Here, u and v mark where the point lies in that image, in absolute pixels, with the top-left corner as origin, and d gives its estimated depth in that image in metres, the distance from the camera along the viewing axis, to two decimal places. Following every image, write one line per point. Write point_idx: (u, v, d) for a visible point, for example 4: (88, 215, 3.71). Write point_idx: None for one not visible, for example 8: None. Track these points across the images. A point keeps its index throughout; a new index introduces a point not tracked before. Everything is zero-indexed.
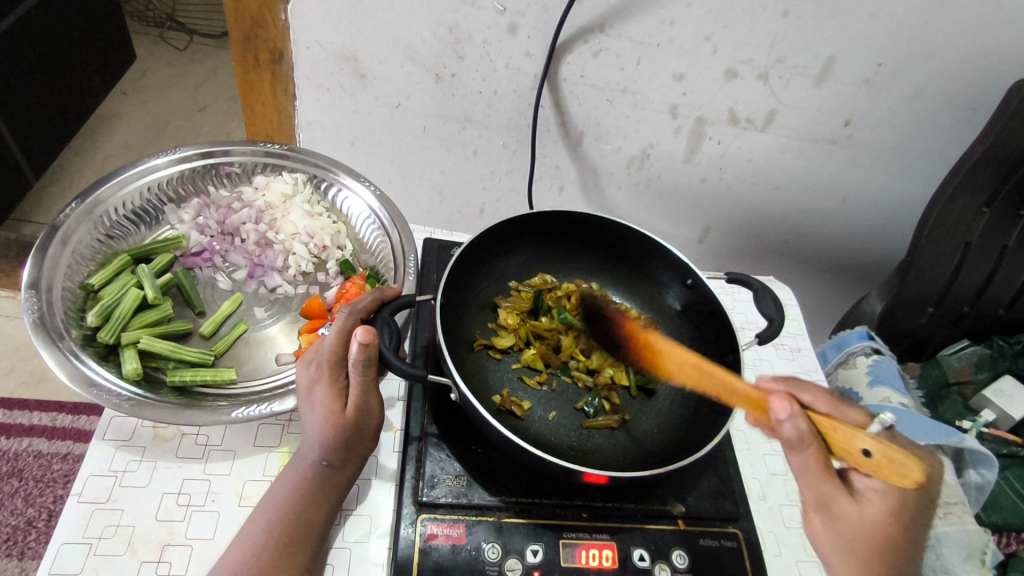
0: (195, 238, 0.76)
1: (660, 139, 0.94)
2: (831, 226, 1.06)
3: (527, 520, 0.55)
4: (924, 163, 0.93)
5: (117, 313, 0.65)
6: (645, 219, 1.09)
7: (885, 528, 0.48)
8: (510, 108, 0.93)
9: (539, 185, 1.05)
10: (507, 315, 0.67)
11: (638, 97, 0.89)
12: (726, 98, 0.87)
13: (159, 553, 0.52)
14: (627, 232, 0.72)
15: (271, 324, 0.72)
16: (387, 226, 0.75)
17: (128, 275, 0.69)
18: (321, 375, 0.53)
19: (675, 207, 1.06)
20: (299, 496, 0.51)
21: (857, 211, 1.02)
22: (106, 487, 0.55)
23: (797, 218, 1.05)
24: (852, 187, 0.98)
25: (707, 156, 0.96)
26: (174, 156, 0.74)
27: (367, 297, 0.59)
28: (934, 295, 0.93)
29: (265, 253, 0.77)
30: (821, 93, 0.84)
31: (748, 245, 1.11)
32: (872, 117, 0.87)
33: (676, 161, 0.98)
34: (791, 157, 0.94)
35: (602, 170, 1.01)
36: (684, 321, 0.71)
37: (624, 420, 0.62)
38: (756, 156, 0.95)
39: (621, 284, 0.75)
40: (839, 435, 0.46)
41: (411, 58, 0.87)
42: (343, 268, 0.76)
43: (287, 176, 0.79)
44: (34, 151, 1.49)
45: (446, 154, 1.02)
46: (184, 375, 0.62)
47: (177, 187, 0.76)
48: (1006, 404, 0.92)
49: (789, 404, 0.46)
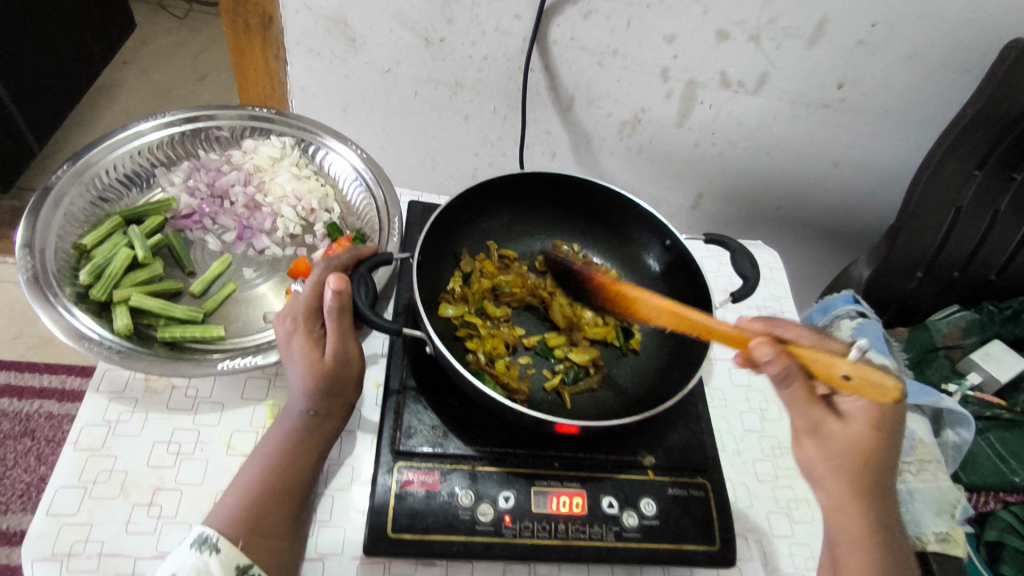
0: (184, 200, 0.76)
1: (652, 103, 0.95)
2: (822, 191, 1.06)
3: (500, 468, 0.57)
4: (915, 128, 0.92)
5: (109, 271, 0.66)
6: (637, 184, 1.11)
7: (871, 439, 0.53)
8: (500, 72, 0.93)
9: (532, 151, 1.07)
10: (459, 284, 0.66)
11: (629, 60, 0.89)
12: (717, 61, 0.87)
13: (151, 496, 0.55)
14: (608, 194, 0.71)
15: (259, 283, 0.73)
16: (371, 184, 0.77)
17: (120, 236, 0.70)
18: (297, 327, 0.55)
19: (666, 171, 1.07)
20: (287, 445, 0.52)
21: (847, 176, 1.02)
22: (100, 437, 0.58)
23: (789, 182, 1.05)
24: (844, 151, 0.98)
25: (699, 121, 0.97)
26: (161, 120, 0.75)
27: (343, 253, 0.60)
28: (923, 260, 0.93)
29: (254, 215, 0.78)
30: (814, 54, 0.84)
31: (739, 210, 1.12)
32: (865, 79, 0.86)
33: (668, 126, 0.99)
34: (783, 120, 0.94)
35: (594, 135, 1.02)
36: (662, 280, 0.71)
37: (603, 377, 0.63)
38: (748, 121, 0.95)
39: (602, 245, 0.74)
40: (821, 366, 0.49)
41: (400, 21, 0.87)
42: (330, 231, 0.77)
43: (275, 139, 0.80)
44: (37, 120, 1.50)
45: (437, 120, 1.03)
46: (174, 331, 0.65)
47: (167, 150, 0.77)
48: (993, 367, 0.94)
49: (771, 348, 0.48)
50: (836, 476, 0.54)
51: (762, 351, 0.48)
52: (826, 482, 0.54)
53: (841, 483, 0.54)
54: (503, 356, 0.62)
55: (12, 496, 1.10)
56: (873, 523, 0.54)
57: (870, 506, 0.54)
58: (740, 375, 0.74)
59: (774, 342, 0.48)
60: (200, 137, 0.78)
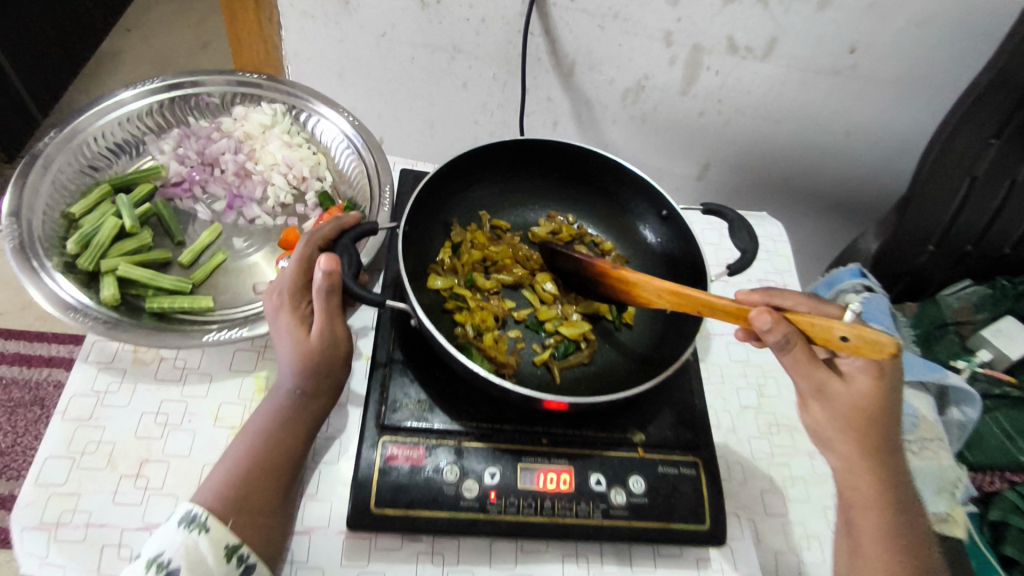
0: (174, 168, 0.75)
1: (655, 69, 0.92)
2: (832, 161, 1.02)
3: (487, 444, 0.56)
4: (930, 94, 0.89)
5: (97, 240, 0.65)
6: (641, 153, 1.08)
7: (875, 397, 0.53)
8: (498, 36, 0.90)
9: (533, 120, 1.04)
10: (448, 256, 0.64)
11: (631, 24, 0.86)
12: (725, 24, 0.84)
13: (138, 467, 0.55)
14: (605, 161, 0.68)
15: (252, 252, 0.72)
16: (363, 151, 0.76)
17: (108, 205, 0.69)
18: (283, 303, 0.54)
19: (672, 140, 1.04)
20: (277, 422, 0.52)
21: (858, 144, 0.99)
22: (89, 407, 0.58)
23: (799, 151, 1.02)
24: (856, 119, 0.94)
25: (705, 88, 0.93)
26: (141, 87, 0.73)
27: (328, 225, 0.58)
28: (936, 231, 0.90)
29: (244, 183, 0.76)
30: (823, 18, 0.81)
31: (746, 180, 1.09)
32: (878, 42, 0.83)
33: (672, 94, 0.95)
34: (792, 87, 0.91)
35: (597, 102, 0.99)
36: (657, 252, 0.69)
37: (594, 352, 0.62)
38: (755, 88, 0.92)
39: (597, 216, 0.72)
40: (819, 331, 0.49)
41: None
42: (322, 200, 0.76)
43: (266, 106, 0.78)
44: (38, 88, 1.49)
45: (436, 87, 1.00)
46: (162, 301, 0.64)
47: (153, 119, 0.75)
48: (1004, 344, 0.91)
49: (770, 317, 0.48)
50: (844, 435, 0.54)
51: (762, 322, 0.48)
52: (835, 442, 0.55)
53: (848, 440, 0.54)
54: (493, 330, 0.61)
55: (23, 462, 1.13)
56: (881, 476, 0.55)
57: (879, 459, 0.54)
58: (739, 350, 0.74)
59: (773, 310, 0.48)
60: (188, 105, 0.76)
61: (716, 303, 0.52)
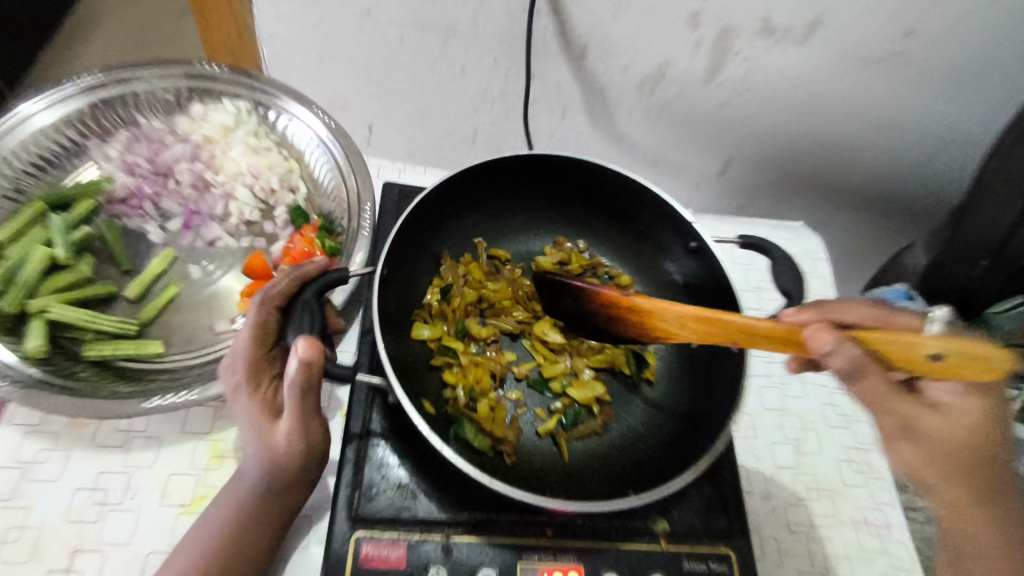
0: (121, 180, 0.64)
1: (677, 55, 0.80)
2: (879, 160, 0.90)
3: (481, 538, 0.47)
4: (995, 87, 0.76)
5: (22, 278, 0.55)
6: (661, 148, 0.95)
7: (980, 428, 0.42)
8: (498, 17, 0.78)
9: (537, 109, 0.93)
10: (435, 297, 0.54)
11: (649, 5, 0.74)
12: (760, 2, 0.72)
13: (69, 560, 0.47)
14: (625, 181, 0.57)
15: (220, 275, 0.63)
16: (340, 162, 0.64)
17: (40, 228, 0.59)
18: (242, 384, 0.43)
19: (697, 133, 0.92)
20: (234, 527, 0.43)
21: (908, 144, 0.86)
22: (12, 482, 0.49)
23: (842, 149, 0.89)
24: (908, 113, 0.82)
25: (732, 78, 0.82)
26: (43, 97, 0.61)
27: (284, 279, 0.48)
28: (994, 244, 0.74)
29: (202, 198, 0.66)
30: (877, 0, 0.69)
31: (779, 179, 0.96)
32: (942, 25, 0.71)
33: (696, 83, 0.83)
34: (834, 79, 0.79)
35: (610, 90, 0.88)
36: (684, 289, 0.58)
37: (610, 419, 0.52)
38: (792, 77, 0.80)
39: (613, 243, 0.61)
40: (901, 350, 0.40)
41: None
42: (294, 217, 0.65)
43: (228, 104, 0.67)
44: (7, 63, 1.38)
45: (429, 72, 0.87)
46: (102, 349, 0.54)
47: (76, 129, 0.63)
48: None
49: (831, 334, 0.41)
50: (951, 479, 0.42)
51: (822, 340, 0.41)
52: (939, 488, 0.42)
53: (956, 484, 0.42)
54: (489, 393, 0.51)
55: None
56: (1003, 528, 0.42)
57: (995, 505, 0.42)
58: (772, 398, 0.66)
59: (834, 328, 0.41)
60: (130, 103, 0.65)
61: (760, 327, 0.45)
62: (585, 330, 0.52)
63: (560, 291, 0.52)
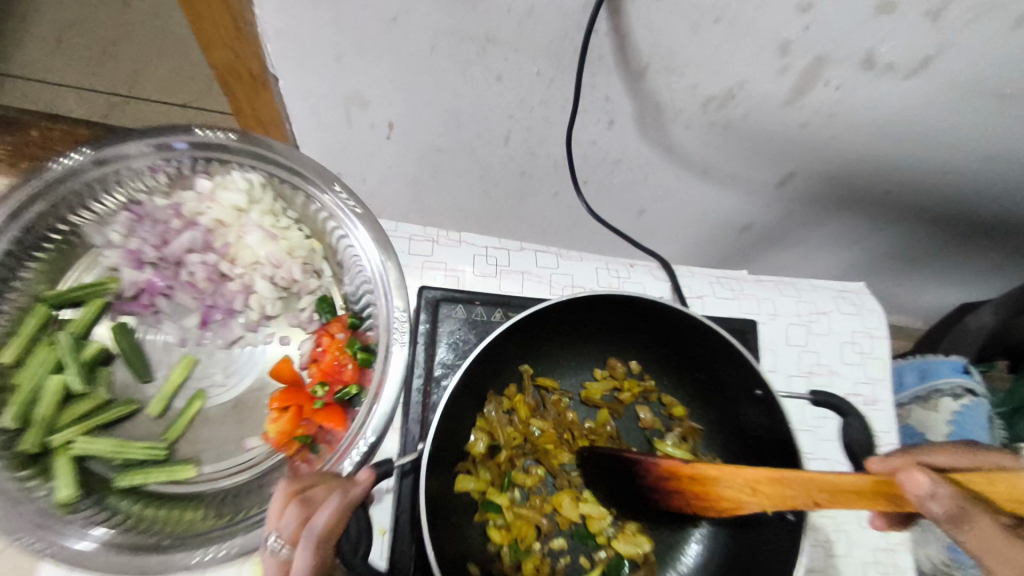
0: (128, 276, 0.59)
1: (756, 78, 0.68)
2: (955, 188, 0.83)
3: None
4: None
5: (41, 414, 0.52)
6: (719, 162, 0.84)
7: None
8: (549, 29, 0.63)
9: (583, 118, 0.78)
10: (479, 438, 0.51)
11: (738, 25, 0.61)
12: (868, 36, 0.60)
13: None
14: (685, 318, 0.53)
15: (264, 347, 0.61)
16: (364, 248, 0.57)
17: (47, 343, 0.55)
18: None
19: (764, 148, 0.80)
20: None
21: (996, 170, 0.79)
22: None
23: (920, 171, 0.80)
24: (1002, 146, 0.74)
25: (816, 102, 0.70)
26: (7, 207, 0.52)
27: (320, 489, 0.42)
28: None
29: (219, 290, 0.61)
30: (1015, 38, 0.59)
31: (840, 195, 0.88)
32: None
33: (772, 105, 0.72)
34: (941, 109, 0.69)
35: (669, 107, 0.74)
36: (737, 424, 0.55)
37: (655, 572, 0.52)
38: (885, 105, 0.70)
39: (663, 366, 0.58)
40: (997, 485, 0.40)
41: None
42: (319, 307, 0.61)
43: (239, 179, 0.59)
44: None
45: (462, 78, 0.72)
46: (134, 477, 0.53)
47: (49, 228, 0.55)
48: None
49: (925, 474, 0.40)
50: None
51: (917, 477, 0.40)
52: None
53: None
54: (532, 547, 0.51)
55: None
56: None
57: None
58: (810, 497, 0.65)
59: (925, 469, 0.40)
60: (114, 180, 0.56)
61: (847, 488, 0.43)
62: (640, 501, 0.51)
63: (609, 461, 0.52)
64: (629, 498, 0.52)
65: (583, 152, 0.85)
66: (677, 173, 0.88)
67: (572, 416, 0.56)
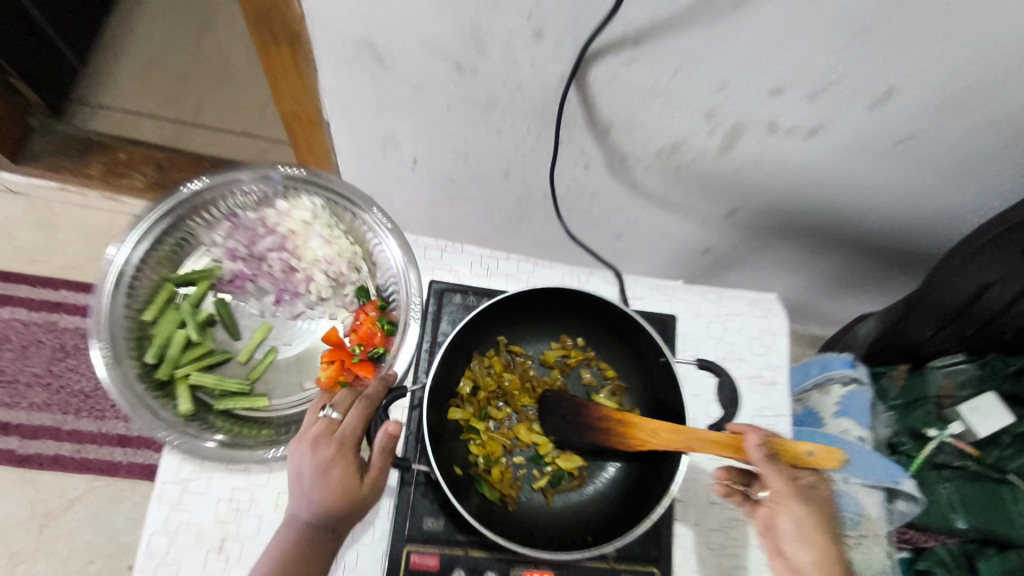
0: (228, 266, 0.85)
1: (693, 136, 0.92)
2: (860, 220, 1.07)
3: (491, 552, 0.72)
4: (953, 175, 0.92)
5: (170, 354, 0.78)
6: (673, 195, 1.08)
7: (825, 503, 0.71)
8: (535, 99, 0.87)
9: (565, 161, 1.02)
10: (466, 383, 0.75)
11: (672, 101, 0.85)
12: (767, 110, 0.84)
13: (220, 544, 0.73)
14: (615, 309, 0.76)
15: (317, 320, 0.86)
16: (395, 253, 0.81)
17: (173, 309, 0.81)
18: (340, 453, 0.66)
19: (706, 187, 1.04)
20: (290, 556, 0.62)
21: (887, 207, 1.02)
22: (177, 492, 0.74)
23: (830, 206, 1.03)
24: (892, 190, 0.97)
25: (741, 155, 0.94)
26: (162, 207, 0.78)
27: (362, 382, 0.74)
28: (957, 306, 0.96)
29: (289, 279, 0.86)
30: (878, 116, 0.82)
31: (776, 222, 1.12)
32: (927, 138, 0.85)
33: (708, 156, 0.96)
34: (837, 162, 0.92)
35: (630, 156, 0.98)
36: (652, 385, 0.77)
37: (584, 483, 0.75)
38: (795, 159, 0.93)
39: (602, 343, 0.80)
40: (791, 446, 0.68)
41: (430, 51, 0.81)
42: (359, 295, 0.84)
43: (307, 202, 0.83)
44: (56, 15, 1.51)
45: (470, 130, 0.97)
46: (228, 402, 0.78)
47: (182, 225, 0.81)
48: (976, 421, 1.05)
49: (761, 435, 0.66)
50: (820, 534, 0.65)
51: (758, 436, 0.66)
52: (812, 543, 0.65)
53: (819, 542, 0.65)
54: (500, 460, 0.74)
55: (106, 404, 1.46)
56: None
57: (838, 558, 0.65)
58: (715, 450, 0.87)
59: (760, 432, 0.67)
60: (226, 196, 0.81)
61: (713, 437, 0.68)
62: (576, 441, 0.73)
63: (560, 409, 0.74)
64: (567, 440, 0.74)
65: (566, 186, 1.09)
66: (643, 205, 1.12)
67: (532, 374, 0.78)
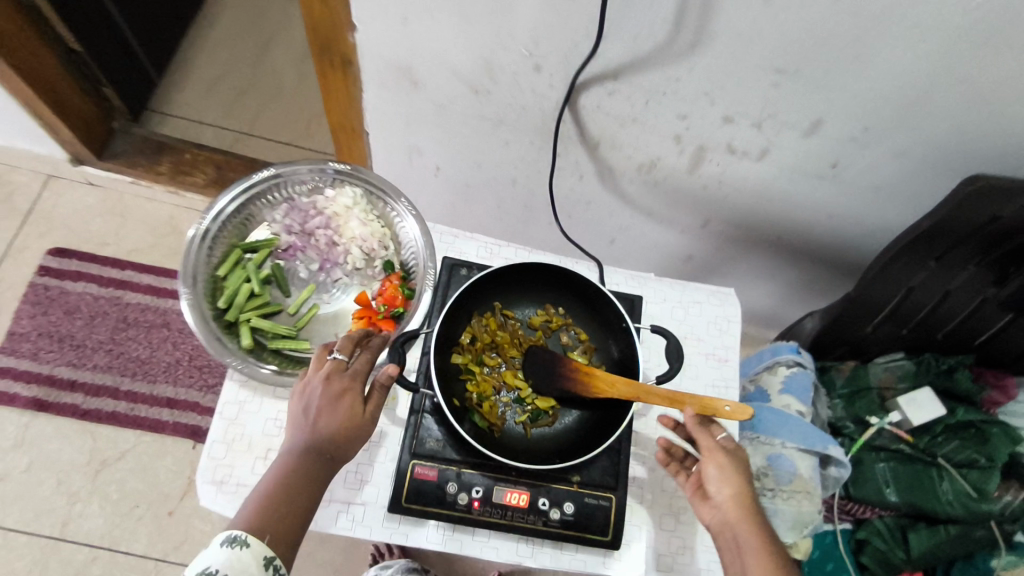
0: (284, 238, 1.06)
1: (665, 155, 1.11)
2: (814, 233, 1.24)
3: (479, 469, 0.91)
4: (882, 197, 1.09)
5: (237, 302, 1.00)
6: (654, 206, 1.27)
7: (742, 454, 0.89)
8: (535, 118, 1.08)
9: (562, 172, 1.22)
10: (467, 334, 0.94)
11: (646, 125, 1.05)
12: (723, 135, 1.03)
13: (266, 453, 0.91)
14: (589, 285, 0.97)
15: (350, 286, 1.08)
16: (417, 234, 1.01)
17: (241, 267, 1.03)
18: (347, 389, 0.82)
19: (681, 198, 1.23)
20: (301, 471, 0.77)
21: (834, 222, 1.20)
22: (235, 410, 0.93)
23: (786, 219, 1.22)
24: (836, 208, 1.15)
25: (707, 172, 1.13)
26: (246, 182, 1.00)
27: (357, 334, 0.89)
28: (888, 304, 1.12)
29: (331, 252, 1.06)
30: (810, 142, 1.00)
31: (744, 233, 1.30)
32: (856, 163, 1.03)
33: (680, 172, 1.15)
34: (786, 182, 1.11)
35: (616, 169, 1.18)
36: (618, 346, 0.96)
37: (556, 420, 0.94)
38: (750, 177, 1.12)
39: (579, 313, 1.00)
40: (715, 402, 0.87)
41: (452, 76, 1.02)
42: (386, 267, 1.05)
43: (350, 191, 1.04)
44: (143, 36, 1.78)
45: (483, 142, 1.18)
46: (279, 343, 1.00)
47: (256, 198, 1.02)
48: (910, 411, 1.22)
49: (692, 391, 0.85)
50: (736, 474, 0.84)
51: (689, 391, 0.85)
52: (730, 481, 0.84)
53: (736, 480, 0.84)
54: (490, 396, 0.93)
55: (159, 370, 1.68)
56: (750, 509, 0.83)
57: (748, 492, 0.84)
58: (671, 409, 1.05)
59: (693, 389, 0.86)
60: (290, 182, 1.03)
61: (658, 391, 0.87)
62: (550, 386, 0.91)
63: (540, 361, 0.92)
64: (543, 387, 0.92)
65: (564, 194, 1.29)
66: (630, 213, 1.31)
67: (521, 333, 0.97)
